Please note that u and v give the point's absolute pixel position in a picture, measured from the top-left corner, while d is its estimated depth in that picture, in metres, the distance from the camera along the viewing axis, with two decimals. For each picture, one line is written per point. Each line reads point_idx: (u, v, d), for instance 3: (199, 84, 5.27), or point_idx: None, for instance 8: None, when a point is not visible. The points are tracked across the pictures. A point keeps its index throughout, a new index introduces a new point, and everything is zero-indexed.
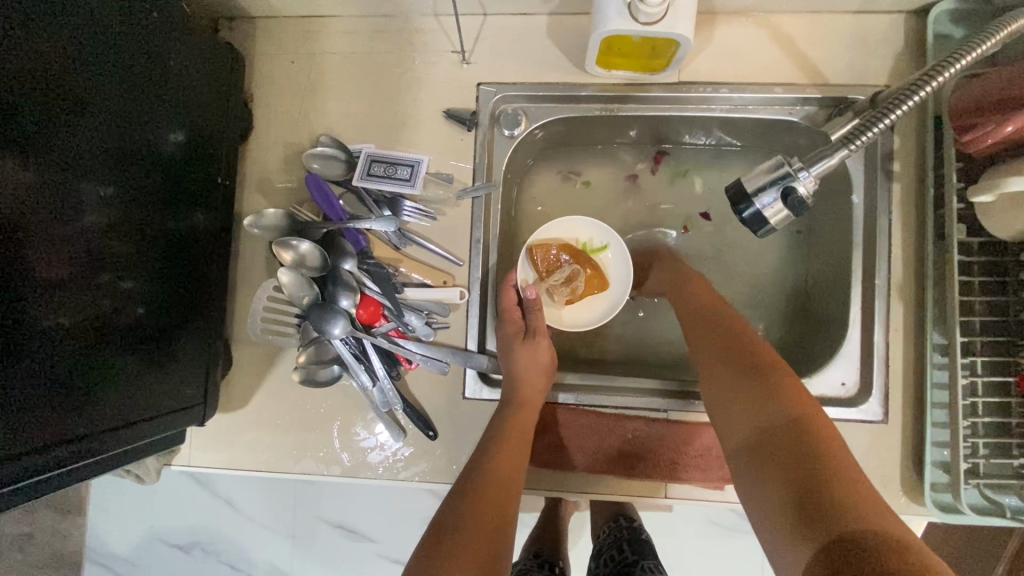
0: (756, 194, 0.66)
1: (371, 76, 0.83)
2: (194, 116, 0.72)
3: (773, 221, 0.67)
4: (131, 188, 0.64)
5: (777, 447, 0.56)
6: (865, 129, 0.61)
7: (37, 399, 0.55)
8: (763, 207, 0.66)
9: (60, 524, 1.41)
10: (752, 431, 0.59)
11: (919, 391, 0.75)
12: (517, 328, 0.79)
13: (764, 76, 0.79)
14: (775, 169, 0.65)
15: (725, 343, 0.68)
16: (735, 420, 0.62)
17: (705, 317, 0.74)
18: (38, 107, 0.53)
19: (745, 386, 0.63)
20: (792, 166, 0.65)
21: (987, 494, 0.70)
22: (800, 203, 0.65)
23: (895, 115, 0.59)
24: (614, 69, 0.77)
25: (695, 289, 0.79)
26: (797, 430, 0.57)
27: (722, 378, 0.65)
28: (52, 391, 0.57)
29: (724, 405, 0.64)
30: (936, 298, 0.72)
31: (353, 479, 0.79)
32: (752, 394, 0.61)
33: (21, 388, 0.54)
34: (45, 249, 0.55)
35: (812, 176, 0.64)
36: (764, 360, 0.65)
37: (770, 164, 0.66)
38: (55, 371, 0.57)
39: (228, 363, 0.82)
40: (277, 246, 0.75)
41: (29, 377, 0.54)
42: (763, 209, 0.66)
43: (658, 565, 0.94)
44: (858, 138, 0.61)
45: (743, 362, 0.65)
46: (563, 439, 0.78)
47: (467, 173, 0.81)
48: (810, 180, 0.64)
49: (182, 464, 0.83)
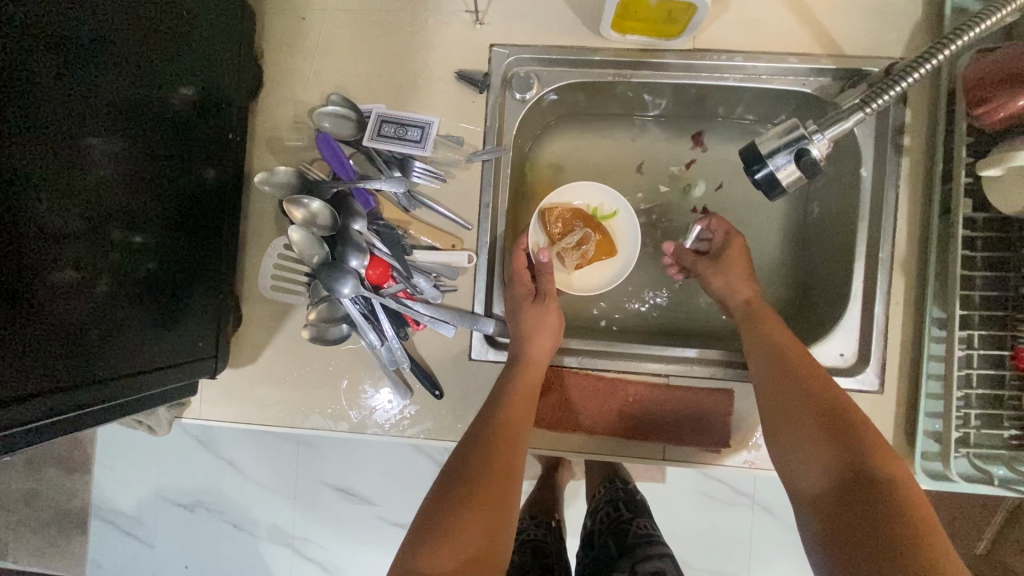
0: (769, 156, 0.66)
1: (383, 35, 0.82)
2: (205, 71, 0.72)
3: (786, 184, 0.68)
4: (138, 143, 0.63)
5: (860, 502, 0.57)
6: (879, 95, 0.62)
7: (53, 347, 0.57)
8: (777, 168, 0.66)
9: (66, 481, 1.45)
10: (833, 481, 0.60)
11: (916, 363, 0.76)
12: (527, 291, 0.80)
13: (780, 45, 0.78)
14: (788, 131, 0.66)
15: (805, 385, 0.67)
16: (813, 467, 0.62)
17: (774, 345, 0.72)
18: (38, 56, 0.52)
19: (833, 438, 0.62)
20: (807, 129, 0.65)
21: (977, 464, 0.72)
22: (814, 164, 0.65)
23: (907, 83, 0.61)
24: (629, 34, 0.77)
25: (767, 314, 0.77)
26: (885, 489, 0.57)
27: (805, 424, 0.64)
28: (66, 342, 0.58)
29: (803, 452, 0.63)
30: (937, 272, 0.74)
31: (359, 435, 0.81)
32: (842, 447, 0.61)
33: (31, 338, 0.54)
34: (49, 202, 0.55)
35: (827, 138, 0.65)
36: (855, 415, 0.64)
37: (785, 126, 0.66)
38: (69, 321, 0.58)
39: (238, 320, 0.83)
40: (288, 203, 0.76)
41: (38, 329, 0.55)
42: (776, 171, 0.67)
43: (653, 521, 0.99)
44: (874, 102, 0.62)
45: (832, 414, 0.64)
46: (567, 400, 0.79)
47: (478, 136, 0.81)
48: (824, 143, 0.65)
49: (192, 417, 0.85)
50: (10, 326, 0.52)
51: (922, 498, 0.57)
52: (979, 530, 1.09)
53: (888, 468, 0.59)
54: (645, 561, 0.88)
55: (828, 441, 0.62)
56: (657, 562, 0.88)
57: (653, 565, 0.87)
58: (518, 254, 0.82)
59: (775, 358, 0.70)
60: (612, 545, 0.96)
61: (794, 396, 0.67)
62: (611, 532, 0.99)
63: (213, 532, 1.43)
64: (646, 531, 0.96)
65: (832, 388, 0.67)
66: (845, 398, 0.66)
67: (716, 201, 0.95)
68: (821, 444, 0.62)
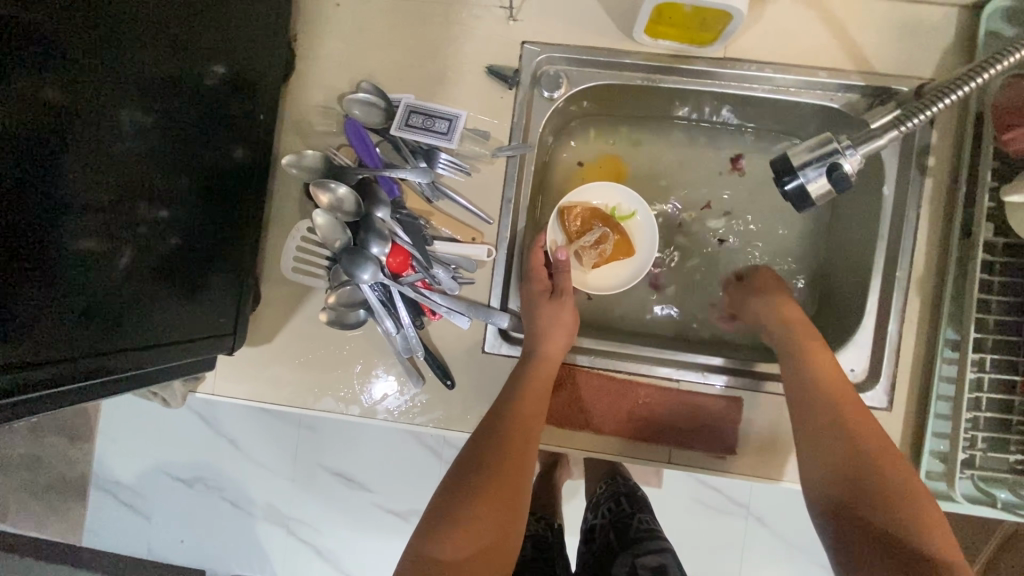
0: (800, 168, 0.66)
1: (416, 26, 0.82)
2: (239, 51, 0.73)
3: (816, 198, 0.67)
4: (167, 118, 0.64)
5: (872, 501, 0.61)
6: (913, 115, 0.63)
7: (72, 315, 0.57)
8: (807, 180, 0.66)
9: (68, 449, 1.47)
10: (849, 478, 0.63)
11: (927, 383, 0.77)
12: (543, 287, 0.81)
13: (811, 59, 0.78)
14: (821, 146, 0.66)
15: (828, 396, 0.69)
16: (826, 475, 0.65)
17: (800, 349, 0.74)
18: (77, 29, 0.53)
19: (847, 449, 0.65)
20: (840, 143, 0.66)
21: (980, 486, 0.72)
22: (845, 179, 0.66)
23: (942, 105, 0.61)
24: (661, 39, 0.77)
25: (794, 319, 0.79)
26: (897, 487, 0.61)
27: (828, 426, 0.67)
28: (85, 311, 0.59)
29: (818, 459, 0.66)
30: (953, 294, 0.74)
31: (369, 420, 0.82)
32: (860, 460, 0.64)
33: (60, 306, 0.56)
34: (80, 172, 0.55)
35: (858, 154, 0.65)
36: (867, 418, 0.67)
37: (819, 139, 0.66)
38: (89, 289, 0.59)
39: (257, 298, 0.84)
40: (314, 187, 0.77)
41: (65, 295, 0.56)
42: (807, 183, 0.66)
43: (654, 517, 1.00)
44: (908, 121, 0.62)
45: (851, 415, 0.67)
46: (578, 398, 0.80)
47: (504, 131, 0.82)
48: (856, 158, 0.65)
49: (205, 392, 0.86)
50: (39, 292, 0.53)
51: (937, 516, 0.60)
52: (972, 552, 1.10)
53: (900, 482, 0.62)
54: (646, 555, 0.90)
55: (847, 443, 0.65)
56: (658, 557, 0.89)
57: (654, 560, 0.88)
58: (535, 251, 0.82)
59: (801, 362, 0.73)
60: (613, 539, 0.97)
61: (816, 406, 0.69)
62: (614, 525, 0.99)
63: (211, 508, 1.44)
64: (647, 526, 0.97)
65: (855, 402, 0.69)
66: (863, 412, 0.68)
67: (736, 212, 0.96)
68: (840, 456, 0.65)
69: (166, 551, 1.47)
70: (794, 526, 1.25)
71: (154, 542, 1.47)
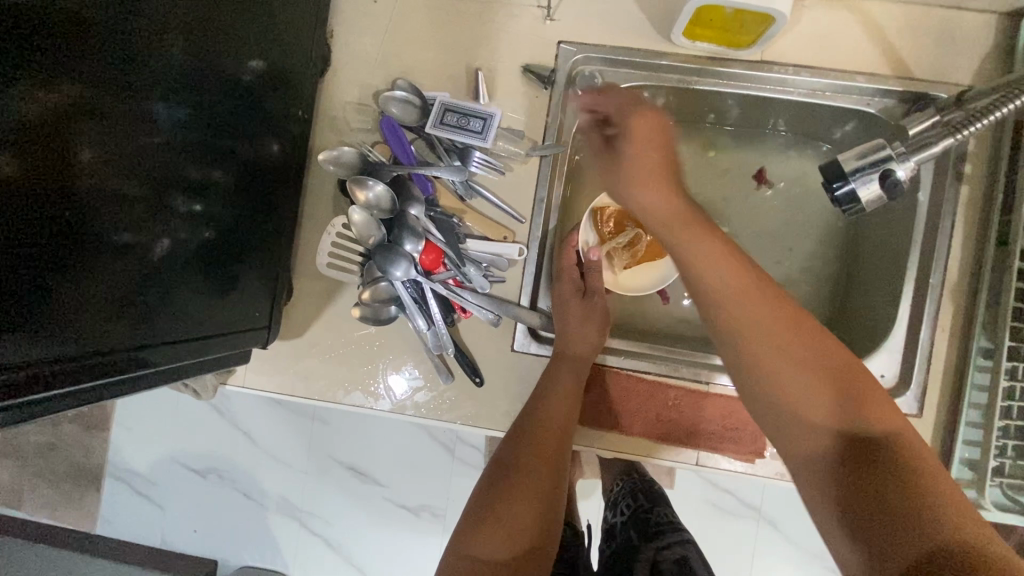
0: (851, 173, 0.66)
1: (452, 23, 0.83)
2: (274, 45, 0.73)
3: (865, 204, 0.67)
4: (203, 111, 0.64)
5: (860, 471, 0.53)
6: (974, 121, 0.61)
7: (110, 308, 0.58)
8: (859, 185, 0.66)
9: (86, 437, 1.48)
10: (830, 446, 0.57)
11: (957, 389, 0.77)
12: (574, 287, 0.82)
13: (848, 64, 0.78)
14: (874, 151, 0.66)
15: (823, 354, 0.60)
16: (813, 434, 0.58)
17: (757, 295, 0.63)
18: (116, 24, 0.53)
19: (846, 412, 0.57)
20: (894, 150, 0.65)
21: (1010, 494, 0.72)
22: (898, 186, 0.65)
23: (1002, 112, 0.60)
24: (699, 41, 0.78)
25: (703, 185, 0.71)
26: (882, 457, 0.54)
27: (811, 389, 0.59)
28: (121, 304, 0.59)
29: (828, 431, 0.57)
30: (988, 302, 0.74)
31: (398, 415, 0.83)
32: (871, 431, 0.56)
33: (94, 296, 0.56)
34: (116, 167, 0.56)
35: (912, 162, 0.65)
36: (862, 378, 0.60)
37: (870, 145, 0.66)
38: (125, 284, 0.59)
39: (289, 293, 0.85)
40: (352, 185, 0.79)
41: (104, 289, 0.57)
42: (858, 187, 0.66)
43: (671, 508, 1.00)
44: (967, 128, 0.61)
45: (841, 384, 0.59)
46: (607, 398, 0.81)
47: (539, 131, 0.82)
48: (909, 165, 0.65)
49: (234, 384, 0.86)
50: (74, 282, 0.54)
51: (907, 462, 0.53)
52: None
53: (901, 446, 0.55)
54: (668, 549, 0.90)
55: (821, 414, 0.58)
56: (678, 550, 0.90)
57: (676, 553, 0.89)
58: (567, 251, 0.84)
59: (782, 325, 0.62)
60: (634, 536, 0.97)
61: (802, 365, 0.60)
62: (632, 519, 1.00)
63: (225, 500, 1.46)
64: (667, 519, 0.97)
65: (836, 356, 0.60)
66: (849, 364, 0.61)
67: (763, 216, 0.96)
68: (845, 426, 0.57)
69: (179, 541, 1.48)
70: (806, 530, 1.26)
71: (167, 533, 1.49)
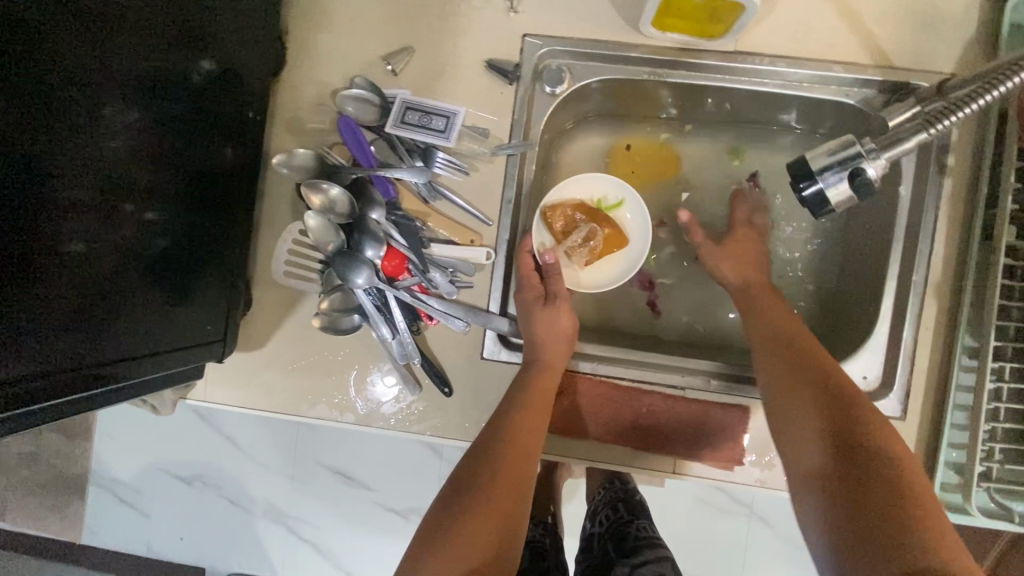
0: (819, 172, 0.63)
1: (412, 17, 0.79)
2: (228, 45, 0.69)
3: (835, 204, 0.64)
4: (155, 114, 0.61)
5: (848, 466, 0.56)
6: (946, 115, 0.58)
7: (53, 325, 0.54)
8: (827, 185, 0.63)
9: (67, 446, 1.45)
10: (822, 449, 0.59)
11: (942, 391, 0.74)
12: (537, 294, 0.77)
13: (826, 53, 0.75)
14: (843, 148, 0.62)
15: (800, 357, 0.66)
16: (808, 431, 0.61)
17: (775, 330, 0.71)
18: (56, 22, 0.49)
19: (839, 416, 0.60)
20: (864, 147, 0.62)
21: (997, 499, 0.69)
22: (868, 186, 0.62)
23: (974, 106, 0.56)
24: (669, 32, 0.74)
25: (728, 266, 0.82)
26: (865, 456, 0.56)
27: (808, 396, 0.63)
28: (69, 320, 0.55)
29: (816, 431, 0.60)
30: (973, 299, 0.71)
31: (364, 427, 0.80)
32: (864, 428, 0.58)
33: (35, 311, 0.52)
34: (62, 173, 0.52)
35: (883, 158, 0.62)
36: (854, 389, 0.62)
37: (839, 142, 0.63)
38: (73, 297, 0.55)
39: (247, 302, 0.81)
40: (306, 189, 0.75)
41: (47, 305, 0.53)
42: (826, 188, 0.63)
43: (653, 523, 0.99)
44: (939, 122, 0.58)
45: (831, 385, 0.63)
46: (579, 406, 0.78)
47: (504, 129, 0.78)
48: (880, 162, 0.62)
49: (196, 398, 0.83)
50: (13, 299, 0.50)
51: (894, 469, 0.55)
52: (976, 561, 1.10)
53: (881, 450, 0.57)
54: (644, 566, 0.89)
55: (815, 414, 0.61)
56: (656, 569, 0.88)
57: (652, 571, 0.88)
58: (523, 257, 0.79)
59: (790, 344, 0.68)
60: (611, 550, 0.96)
61: (785, 370, 0.66)
62: (610, 534, 0.99)
63: (207, 508, 1.43)
64: (645, 534, 0.96)
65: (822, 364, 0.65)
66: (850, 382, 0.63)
67: None
68: (828, 414, 0.60)
69: (165, 550, 1.45)
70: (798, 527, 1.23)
71: (153, 542, 1.46)
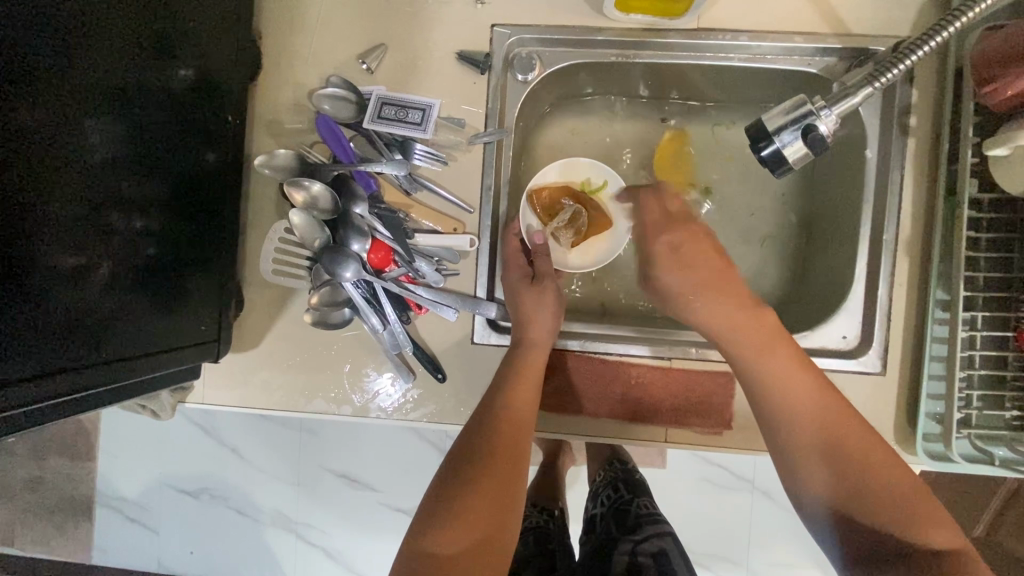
0: (775, 133, 0.66)
1: (383, 15, 0.81)
2: (205, 53, 0.70)
3: (792, 162, 0.67)
4: (137, 126, 0.62)
5: (858, 495, 0.62)
6: (889, 68, 0.61)
7: (50, 331, 0.56)
8: (783, 144, 0.66)
9: (71, 469, 1.45)
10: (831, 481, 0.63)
11: (920, 344, 0.76)
12: (522, 274, 0.80)
13: (786, 24, 0.77)
14: (795, 108, 0.66)
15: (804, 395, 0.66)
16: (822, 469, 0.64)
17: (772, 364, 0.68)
18: (37, 40, 0.51)
19: (848, 462, 0.63)
20: (814, 105, 0.65)
21: (977, 444, 0.71)
22: (821, 141, 0.65)
23: (913, 58, 0.60)
24: (633, 13, 0.76)
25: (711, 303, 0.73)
26: (869, 482, 0.62)
27: (809, 437, 0.65)
28: (66, 326, 0.57)
29: (821, 468, 0.64)
30: (942, 253, 0.73)
31: (362, 419, 0.81)
32: (859, 448, 0.63)
33: (29, 318, 0.53)
34: (51, 186, 0.54)
35: (835, 114, 0.64)
36: (842, 414, 0.66)
37: (792, 102, 0.66)
38: (67, 305, 0.57)
39: (239, 304, 0.83)
40: (289, 186, 0.77)
41: (43, 311, 0.55)
42: (783, 147, 0.66)
43: (653, 500, 1.01)
44: (883, 75, 0.62)
45: (827, 421, 0.65)
46: (570, 383, 0.80)
47: (479, 118, 0.80)
48: (832, 118, 0.65)
49: (195, 402, 0.84)
50: (13, 309, 0.52)
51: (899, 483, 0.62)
52: (976, 513, 1.13)
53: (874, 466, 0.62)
54: (645, 542, 0.90)
55: (822, 452, 0.64)
56: (657, 542, 0.90)
57: (654, 546, 0.89)
58: (510, 240, 0.81)
59: (786, 381, 0.67)
60: (613, 527, 0.97)
61: (792, 411, 0.66)
62: (610, 512, 1.01)
63: (216, 519, 1.44)
64: (644, 510, 0.98)
65: (833, 408, 0.66)
66: (839, 405, 0.66)
67: (719, 188, 0.97)
68: (831, 451, 0.64)
69: (177, 563, 1.46)
70: None
71: (163, 557, 1.46)
